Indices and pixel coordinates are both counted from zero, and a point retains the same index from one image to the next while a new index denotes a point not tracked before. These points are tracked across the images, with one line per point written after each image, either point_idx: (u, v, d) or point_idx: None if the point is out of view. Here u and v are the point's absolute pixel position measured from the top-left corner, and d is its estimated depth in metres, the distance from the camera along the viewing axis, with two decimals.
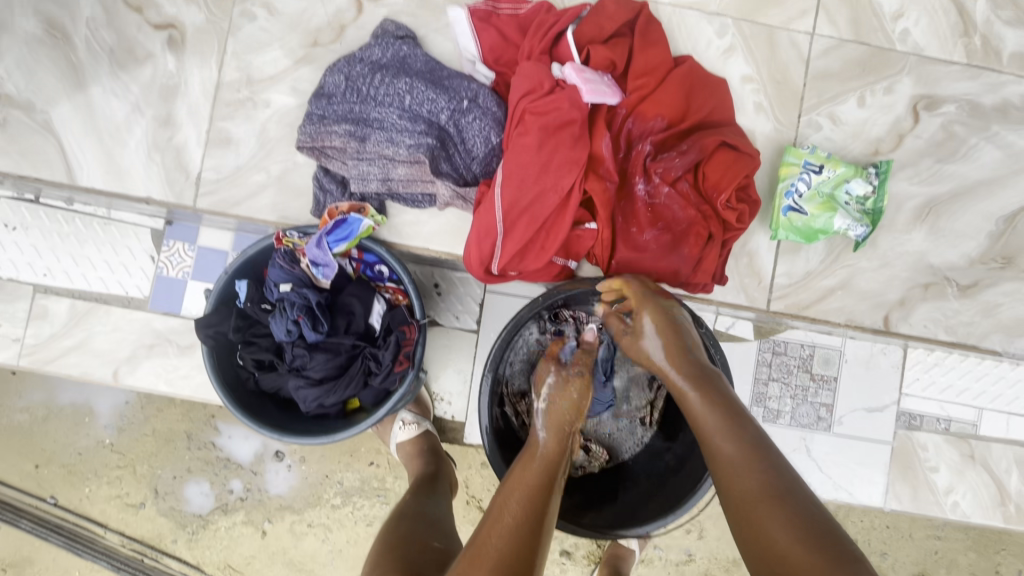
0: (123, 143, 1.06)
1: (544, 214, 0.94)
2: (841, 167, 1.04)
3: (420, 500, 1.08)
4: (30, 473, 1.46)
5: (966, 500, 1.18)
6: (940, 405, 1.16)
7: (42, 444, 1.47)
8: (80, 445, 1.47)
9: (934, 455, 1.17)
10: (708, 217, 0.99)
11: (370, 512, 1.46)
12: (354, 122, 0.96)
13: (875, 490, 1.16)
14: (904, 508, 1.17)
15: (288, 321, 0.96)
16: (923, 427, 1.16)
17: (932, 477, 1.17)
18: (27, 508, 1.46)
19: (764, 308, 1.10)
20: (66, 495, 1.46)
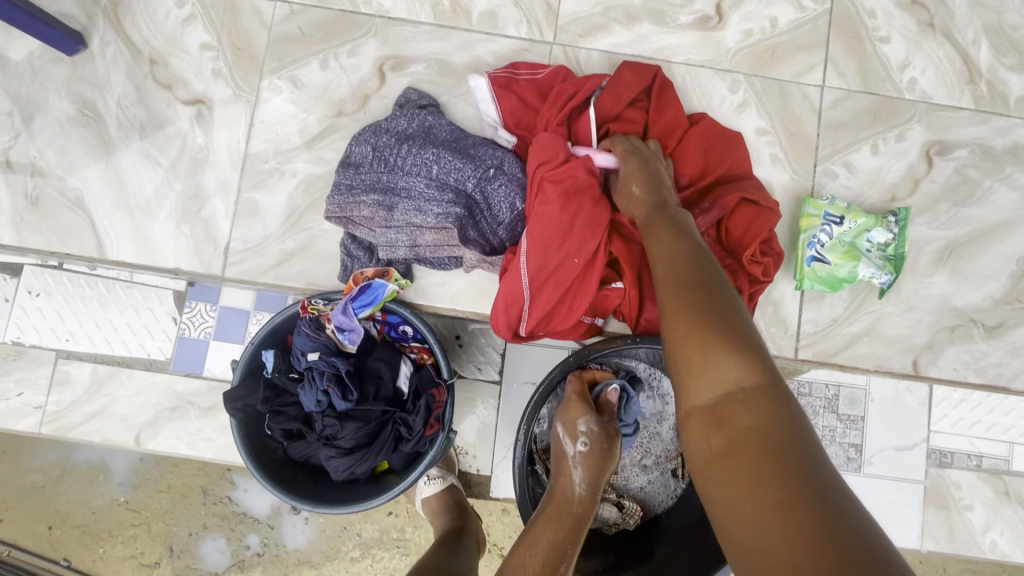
0: (153, 216, 1.07)
1: (570, 277, 0.95)
2: (862, 218, 1.05)
3: (441, 556, 1.04)
4: (43, 535, 1.44)
5: (1004, 538, 1.15)
6: (970, 441, 1.15)
7: (55, 506, 1.45)
8: (94, 504, 1.45)
9: (968, 494, 1.15)
10: (732, 271, 1.00)
11: (390, 564, 1.43)
12: (381, 192, 0.97)
13: (910, 532, 1.14)
14: (942, 548, 1.14)
15: (318, 392, 0.95)
16: (955, 465, 1.15)
17: (968, 516, 1.15)
18: (40, 571, 1.43)
19: (792, 356, 1.10)
20: (79, 557, 1.44)
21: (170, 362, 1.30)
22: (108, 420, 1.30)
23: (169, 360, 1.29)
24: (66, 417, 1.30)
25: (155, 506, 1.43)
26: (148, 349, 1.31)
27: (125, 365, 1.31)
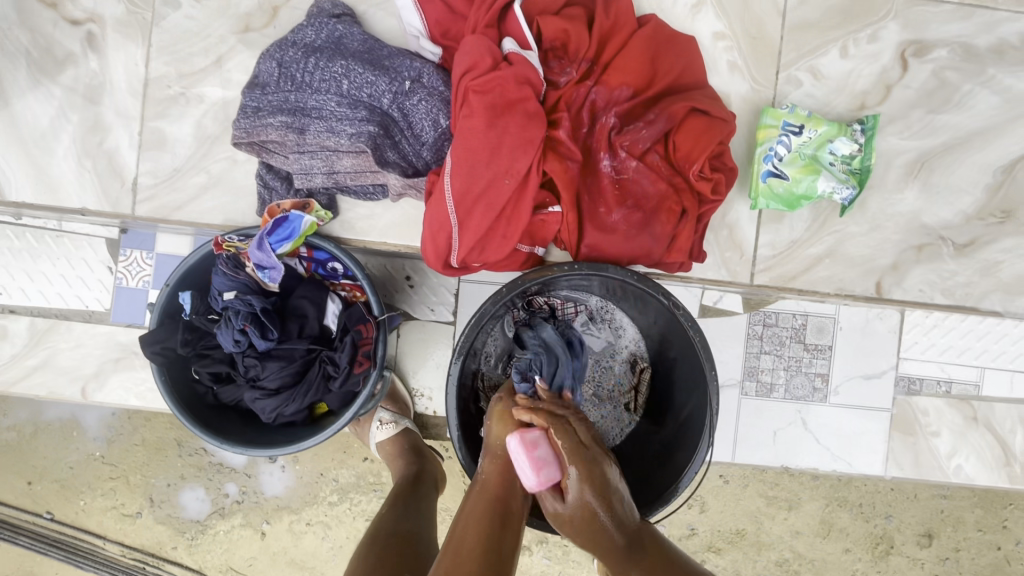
0: (51, 152, 1.03)
1: (501, 200, 0.87)
2: (823, 126, 0.97)
3: (396, 515, 0.98)
4: (24, 491, 1.43)
5: (969, 463, 1.13)
6: (940, 367, 1.10)
7: (32, 461, 1.44)
8: (71, 459, 1.43)
9: (935, 420, 1.11)
10: (680, 190, 0.92)
11: (368, 507, 1.42)
12: (290, 114, 0.88)
13: (875, 459, 1.11)
14: (906, 475, 1.12)
15: (235, 331, 0.90)
16: (924, 391, 1.10)
17: (934, 442, 1.12)
18: (25, 525, 1.44)
19: (748, 282, 1.05)
20: (61, 510, 1.44)
21: (110, 314, 1.11)
22: (53, 377, 1.16)
23: (108, 311, 1.10)
24: None
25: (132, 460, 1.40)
26: (86, 299, 1.12)
27: (65, 318, 1.13)
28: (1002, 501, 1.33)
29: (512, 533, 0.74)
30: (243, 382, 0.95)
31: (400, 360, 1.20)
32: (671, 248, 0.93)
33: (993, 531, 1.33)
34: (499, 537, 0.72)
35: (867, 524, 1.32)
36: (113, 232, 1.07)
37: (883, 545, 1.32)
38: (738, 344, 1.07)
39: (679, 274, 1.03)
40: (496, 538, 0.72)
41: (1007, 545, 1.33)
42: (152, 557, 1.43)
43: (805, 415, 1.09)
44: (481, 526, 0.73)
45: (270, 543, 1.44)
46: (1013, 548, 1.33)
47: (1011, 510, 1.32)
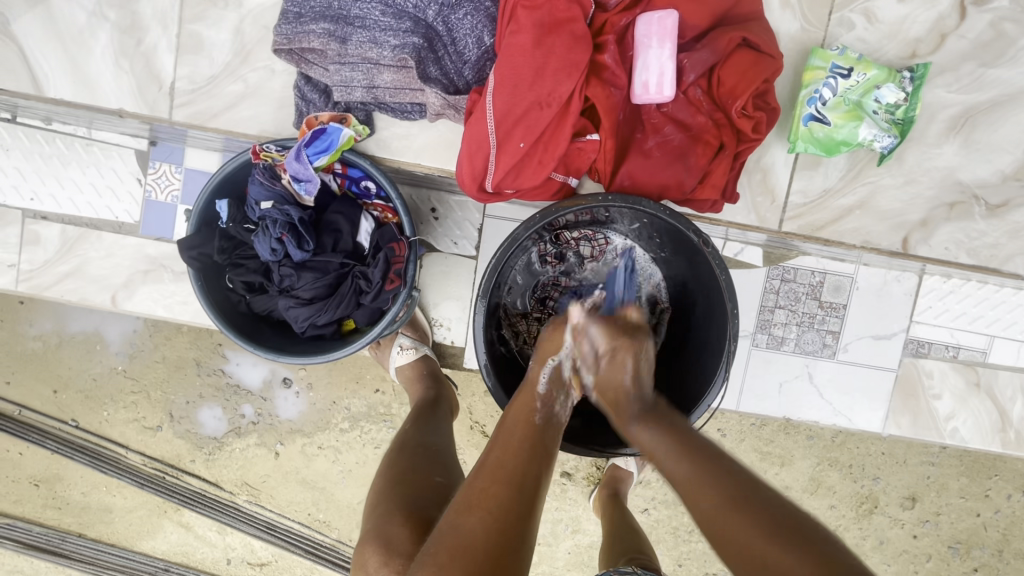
0: (88, 50, 1.04)
1: (540, 124, 0.86)
2: (872, 70, 0.94)
3: (422, 430, 1.03)
4: (50, 398, 1.50)
5: (966, 427, 1.15)
6: (950, 333, 1.12)
7: (58, 370, 1.50)
8: (94, 371, 1.50)
9: (938, 383, 1.14)
10: (720, 125, 0.92)
11: (378, 436, 1.48)
12: (333, 21, 0.88)
13: (874, 416, 1.14)
14: (902, 433, 1.15)
15: (272, 240, 0.92)
16: (931, 355, 1.13)
17: (934, 404, 1.14)
18: (50, 430, 1.51)
19: (775, 228, 1.05)
20: (85, 418, 1.51)
21: (139, 226, 1.13)
22: (84, 281, 1.15)
23: (137, 223, 1.12)
24: (41, 276, 1.15)
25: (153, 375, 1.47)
26: (115, 211, 1.13)
27: (94, 227, 1.14)
28: (989, 471, 1.38)
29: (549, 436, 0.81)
30: (276, 291, 0.98)
31: (422, 291, 1.22)
32: (702, 183, 0.93)
33: (977, 499, 1.38)
34: (542, 428, 0.81)
35: (855, 484, 1.38)
36: (143, 143, 1.09)
37: (867, 504, 1.39)
38: (753, 301, 1.09)
39: (707, 216, 1.04)
40: (539, 435, 0.79)
41: (987, 513, 1.39)
42: (170, 468, 1.51)
43: (812, 370, 1.12)
44: (530, 416, 0.82)
45: (283, 462, 1.51)
46: (991, 515, 1.39)
47: (996, 479, 1.37)
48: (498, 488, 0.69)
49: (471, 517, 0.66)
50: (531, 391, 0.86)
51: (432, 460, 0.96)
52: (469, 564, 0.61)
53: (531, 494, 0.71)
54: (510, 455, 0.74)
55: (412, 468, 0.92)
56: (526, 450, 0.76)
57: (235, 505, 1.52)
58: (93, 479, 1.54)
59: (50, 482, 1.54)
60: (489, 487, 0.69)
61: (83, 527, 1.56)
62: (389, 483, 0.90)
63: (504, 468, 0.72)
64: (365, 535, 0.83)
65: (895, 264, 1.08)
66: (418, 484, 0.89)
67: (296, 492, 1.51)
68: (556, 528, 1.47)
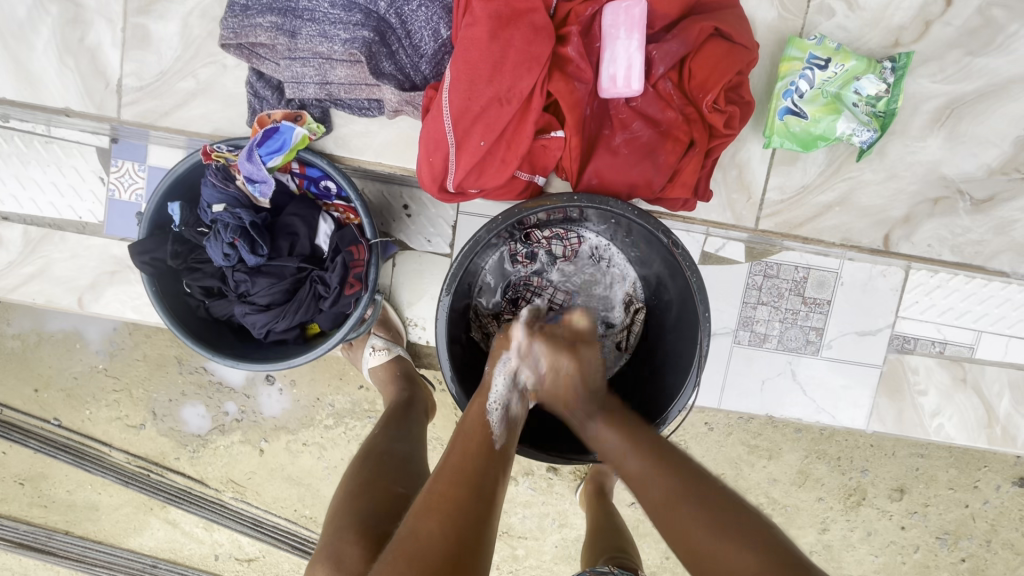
0: (30, 45, 0.99)
1: (500, 122, 0.82)
2: (851, 61, 0.89)
3: (388, 435, 1.00)
4: (31, 398, 1.47)
5: (952, 423, 1.13)
6: (937, 328, 1.08)
7: (38, 369, 1.47)
8: (75, 369, 1.47)
9: (924, 379, 1.11)
10: (691, 120, 0.87)
11: (362, 431, 1.46)
12: (280, 13, 0.83)
13: (858, 414, 1.11)
14: (887, 430, 1.12)
15: (224, 245, 0.88)
16: (917, 350, 1.09)
17: (920, 400, 1.12)
18: (33, 429, 1.49)
19: (752, 227, 1.01)
20: (68, 417, 1.48)
21: (103, 226, 1.09)
22: (47, 283, 1.12)
23: (101, 223, 1.09)
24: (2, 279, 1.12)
25: (133, 373, 1.44)
26: (79, 211, 1.09)
27: (57, 227, 1.10)
28: (979, 463, 1.35)
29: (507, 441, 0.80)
30: (233, 296, 0.94)
31: (395, 290, 1.18)
32: (673, 182, 0.89)
33: (965, 490, 1.36)
34: (501, 440, 0.79)
35: (843, 476, 1.36)
36: (104, 140, 1.04)
37: (855, 497, 1.36)
38: (735, 297, 1.05)
39: (681, 214, 1.00)
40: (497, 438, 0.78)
41: (976, 504, 1.37)
42: (155, 466, 1.49)
43: (796, 367, 1.09)
44: (485, 424, 0.78)
45: (268, 459, 1.49)
46: (980, 506, 1.37)
47: (985, 471, 1.35)
48: (455, 490, 0.68)
49: (429, 522, 0.64)
50: (484, 398, 0.82)
51: (398, 469, 0.93)
52: (423, 569, 0.59)
53: (488, 496, 0.70)
54: (469, 458, 0.73)
55: (374, 478, 0.90)
56: (483, 452, 0.75)
57: (221, 501, 1.51)
58: (79, 477, 1.52)
59: (36, 481, 1.53)
60: (448, 491, 0.68)
61: (71, 524, 1.55)
62: (350, 493, 0.88)
63: (462, 471, 0.71)
64: (320, 550, 0.81)
65: (880, 260, 1.03)
66: (377, 496, 0.87)
67: (282, 487, 1.50)
68: (543, 523, 1.46)
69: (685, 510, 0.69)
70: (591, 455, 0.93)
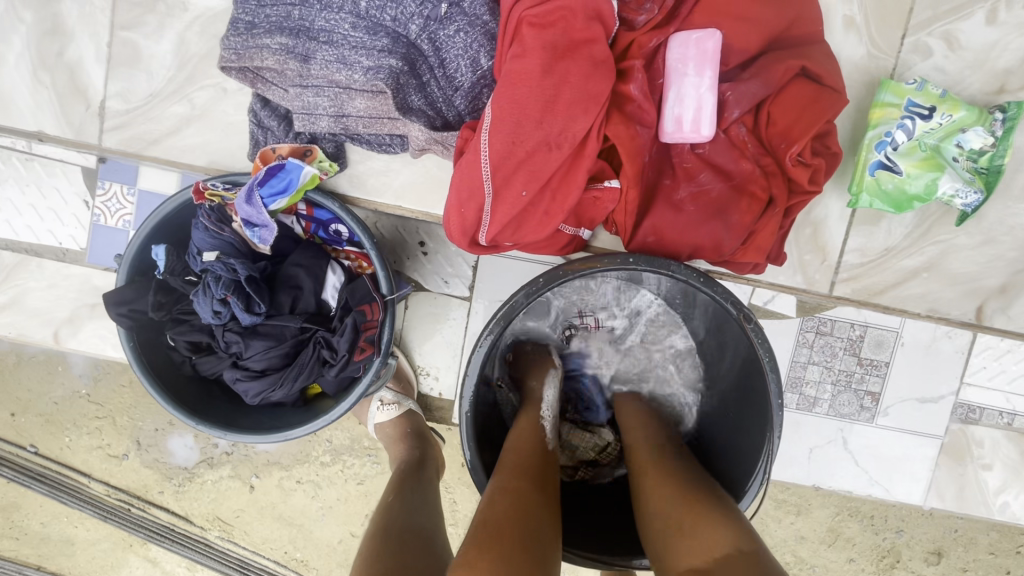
0: (4, 58, 0.87)
1: (548, 170, 0.69)
2: (959, 111, 0.76)
3: (405, 507, 0.85)
4: (7, 421, 1.32)
5: (1018, 502, 0.97)
6: (1005, 397, 0.94)
7: (14, 392, 1.31)
8: (55, 394, 1.31)
9: (989, 453, 0.95)
10: (769, 174, 0.74)
11: (360, 471, 1.31)
12: (291, 34, 0.70)
13: (915, 489, 0.96)
14: (945, 507, 0.97)
15: (214, 301, 0.74)
16: (983, 421, 0.94)
17: (984, 476, 0.96)
18: (7, 457, 1.34)
19: (825, 292, 0.87)
20: (46, 445, 1.34)
21: (86, 254, 0.96)
22: (18, 314, 0.98)
23: (83, 251, 0.95)
24: None
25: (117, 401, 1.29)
26: (59, 236, 0.95)
27: (34, 253, 0.97)
28: None
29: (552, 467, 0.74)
30: (223, 356, 0.80)
31: (405, 334, 1.04)
32: (746, 245, 0.75)
33: (1015, 558, 1.17)
34: (546, 467, 0.72)
35: (875, 536, 1.14)
36: (91, 159, 0.90)
37: (888, 559, 1.14)
38: (783, 357, 0.90)
39: (748, 276, 0.85)
40: (543, 467, 0.72)
41: None
42: (138, 499, 1.34)
43: (848, 436, 0.94)
44: (528, 454, 0.72)
45: (259, 497, 1.34)
46: None
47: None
48: (506, 532, 0.59)
49: (496, 506, 0.63)
50: (537, 408, 0.81)
51: (421, 547, 0.77)
52: None
53: (552, 491, 0.69)
54: (525, 452, 0.73)
55: (393, 559, 0.73)
56: (533, 484, 0.67)
57: (206, 541, 1.36)
58: (54, 509, 1.38)
59: (7, 510, 1.38)
60: (495, 531, 0.59)
61: (43, 559, 1.40)
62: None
63: (507, 503, 0.63)
64: None
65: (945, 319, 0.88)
66: None
67: (272, 528, 1.35)
68: None
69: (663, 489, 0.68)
70: (639, 558, 0.74)
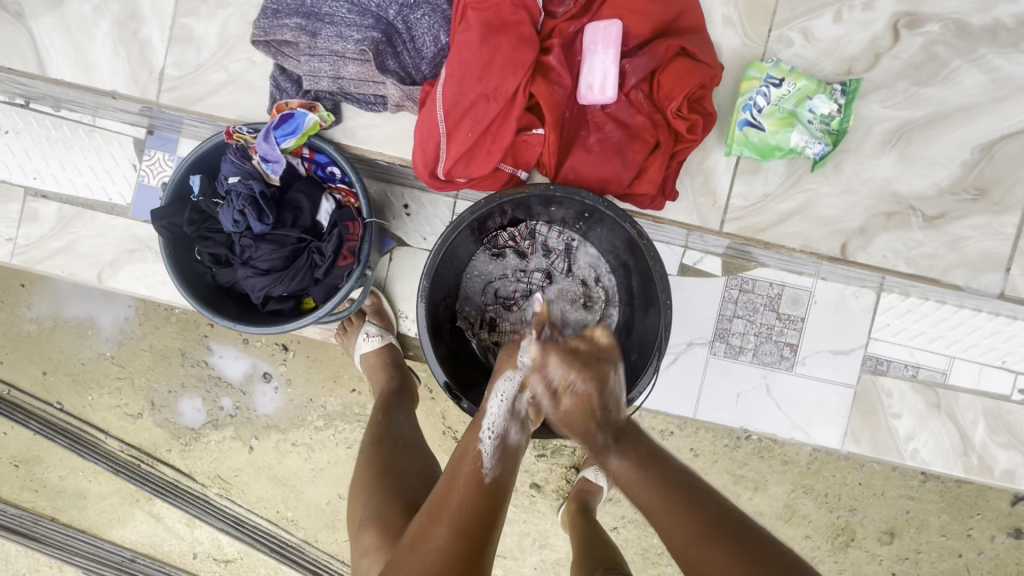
0: (90, 38, 1.15)
1: (487, 116, 0.93)
2: (802, 81, 1.00)
3: (394, 419, 1.07)
4: (38, 379, 1.54)
5: (928, 449, 1.15)
6: (910, 351, 1.14)
7: (48, 353, 1.54)
8: (84, 355, 1.54)
9: (898, 402, 1.15)
10: (657, 126, 0.99)
11: (351, 435, 1.50)
12: (305, 17, 0.97)
13: (834, 433, 1.15)
14: (861, 451, 1.15)
15: (234, 211, 0.98)
16: (890, 373, 1.14)
17: (895, 424, 1.15)
18: (35, 411, 1.54)
19: (717, 229, 1.09)
20: (71, 402, 1.54)
21: (130, 208, 1.21)
22: (72, 258, 1.22)
23: (128, 205, 1.21)
24: (36, 251, 1.23)
25: (137, 362, 1.51)
26: (109, 193, 1.21)
27: (89, 207, 1.22)
28: (971, 510, 1.33)
29: (507, 468, 0.76)
30: (238, 263, 1.03)
31: (390, 282, 1.27)
32: (639, 179, 0.99)
33: (958, 537, 1.33)
34: (498, 471, 0.75)
35: (830, 514, 1.33)
36: (141, 131, 1.20)
37: (843, 537, 1.34)
38: (713, 308, 1.13)
39: (650, 213, 1.09)
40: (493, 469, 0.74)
41: (970, 554, 1.33)
42: (147, 455, 1.53)
43: (770, 381, 1.14)
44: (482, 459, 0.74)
45: (257, 457, 1.53)
46: (974, 556, 1.33)
47: (978, 519, 1.32)
48: (437, 531, 0.67)
49: (411, 562, 0.65)
50: (479, 428, 0.79)
51: (411, 449, 1.01)
52: None
53: (495, 489, 0.73)
54: (473, 457, 0.75)
55: (393, 460, 0.97)
56: (474, 486, 0.72)
57: (206, 498, 1.54)
58: (72, 463, 1.56)
59: (31, 464, 1.57)
60: (433, 530, 0.67)
61: (59, 510, 1.58)
62: (378, 476, 0.94)
63: (450, 509, 0.69)
64: (365, 522, 0.87)
65: (853, 278, 1.12)
66: (404, 477, 0.93)
67: (267, 487, 1.53)
68: (523, 542, 1.46)
69: (683, 525, 0.70)
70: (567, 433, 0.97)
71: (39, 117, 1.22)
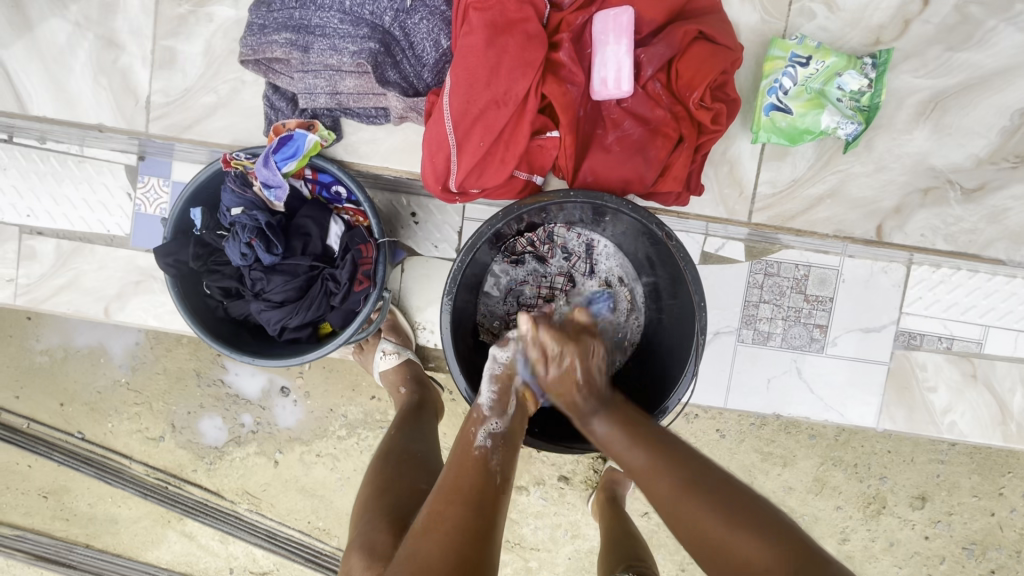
0: (68, 68, 1.09)
1: (498, 123, 0.87)
2: (832, 57, 0.94)
3: (403, 435, 1.02)
4: (56, 411, 1.50)
5: (965, 420, 1.11)
6: (942, 323, 1.09)
7: (64, 384, 1.50)
8: (99, 384, 1.50)
9: (933, 375, 1.10)
10: (679, 118, 0.93)
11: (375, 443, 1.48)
12: (294, 31, 0.91)
13: (867, 412, 1.11)
14: (897, 428, 1.11)
15: (241, 245, 0.94)
16: (924, 347, 1.09)
17: (930, 397, 1.11)
18: (56, 442, 1.51)
19: (746, 220, 1.04)
20: (91, 430, 1.51)
21: (129, 238, 1.16)
22: (77, 294, 1.18)
23: (128, 236, 1.15)
24: (38, 290, 1.18)
25: (154, 386, 1.48)
26: (107, 225, 1.16)
27: (87, 241, 1.17)
28: (1002, 469, 1.30)
29: (507, 460, 0.79)
30: (250, 295, 1.00)
31: (405, 296, 1.22)
32: (664, 175, 0.94)
33: (990, 497, 1.30)
34: (496, 465, 0.77)
35: (860, 484, 1.30)
36: (132, 158, 1.13)
37: (875, 505, 1.31)
38: (737, 296, 1.08)
39: (675, 210, 1.04)
40: (493, 463, 0.77)
41: (1003, 512, 1.31)
42: (174, 478, 1.51)
43: (801, 365, 1.09)
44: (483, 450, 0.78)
45: (282, 471, 1.50)
46: (1007, 515, 1.31)
47: (1009, 478, 1.29)
48: (452, 507, 0.69)
49: (427, 543, 0.65)
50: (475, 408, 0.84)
51: (417, 467, 0.94)
52: None
53: (499, 483, 0.75)
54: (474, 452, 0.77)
55: (394, 477, 0.91)
56: (482, 473, 0.75)
57: (236, 513, 1.52)
58: (100, 490, 1.54)
59: (59, 494, 1.54)
60: (443, 509, 0.69)
61: (92, 537, 1.56)
62: (377, 495, 0.88)
63: (461, 487, 0.72)
64: (353, 542, 0.81)
65: (881, 255, 1.06)
66: (403, 495, 0.87)
67: (295, 500, 1.51)
68: (555, 534, 1.43)
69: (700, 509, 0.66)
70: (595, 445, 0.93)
71: (26, 151, 1.14)
